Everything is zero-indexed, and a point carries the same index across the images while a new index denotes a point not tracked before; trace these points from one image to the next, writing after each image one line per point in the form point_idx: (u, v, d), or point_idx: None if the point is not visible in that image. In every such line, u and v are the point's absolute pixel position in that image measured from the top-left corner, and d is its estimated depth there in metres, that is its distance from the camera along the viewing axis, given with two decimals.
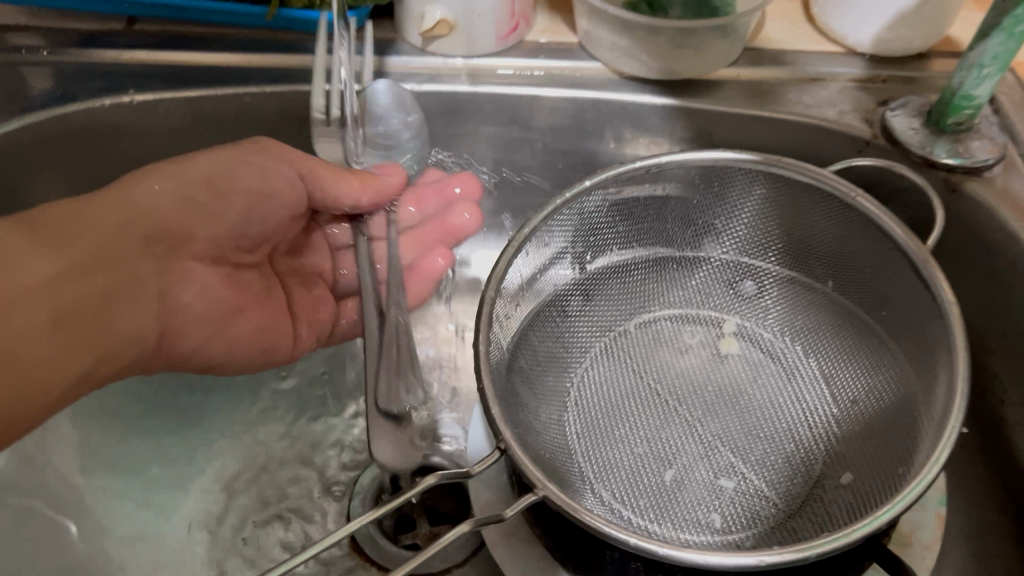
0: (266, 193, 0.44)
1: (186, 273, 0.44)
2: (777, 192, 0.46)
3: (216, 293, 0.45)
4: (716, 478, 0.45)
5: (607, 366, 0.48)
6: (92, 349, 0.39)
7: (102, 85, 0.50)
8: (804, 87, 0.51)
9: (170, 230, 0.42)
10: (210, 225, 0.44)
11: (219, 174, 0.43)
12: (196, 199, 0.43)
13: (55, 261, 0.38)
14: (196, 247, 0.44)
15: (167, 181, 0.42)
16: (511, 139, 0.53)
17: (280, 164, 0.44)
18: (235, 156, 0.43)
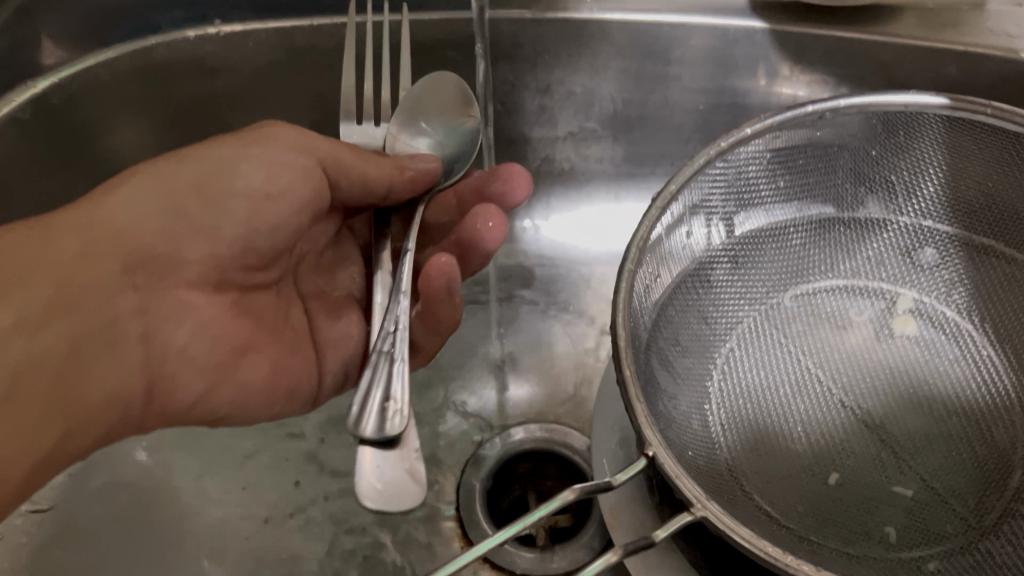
0: (281, 195, 0.37)
1: (177, 309, 0.36)
2: (976, 142, 0.38)
3: (213, 335, 0.37)
4: (890, 485, 0.38)
5: (758, 346, 0.42)
6: (50, 411, 0.30)
7: (184, 15, 0.44)
8: (1006, 13, 0.42)
9: (150, 255, 0.34)
10: (204, 242, 0.35)
11: (210, 178, 0.35)
12: (184, 212, 0.35)
13: (34, 295, 0.30)
14: (182, 277, 0.36)
15: (154, 186, 0.35)
16: (644, 77, 0.46)
17: (287, 153, 0.37)
18: (243, 148, 0.36)
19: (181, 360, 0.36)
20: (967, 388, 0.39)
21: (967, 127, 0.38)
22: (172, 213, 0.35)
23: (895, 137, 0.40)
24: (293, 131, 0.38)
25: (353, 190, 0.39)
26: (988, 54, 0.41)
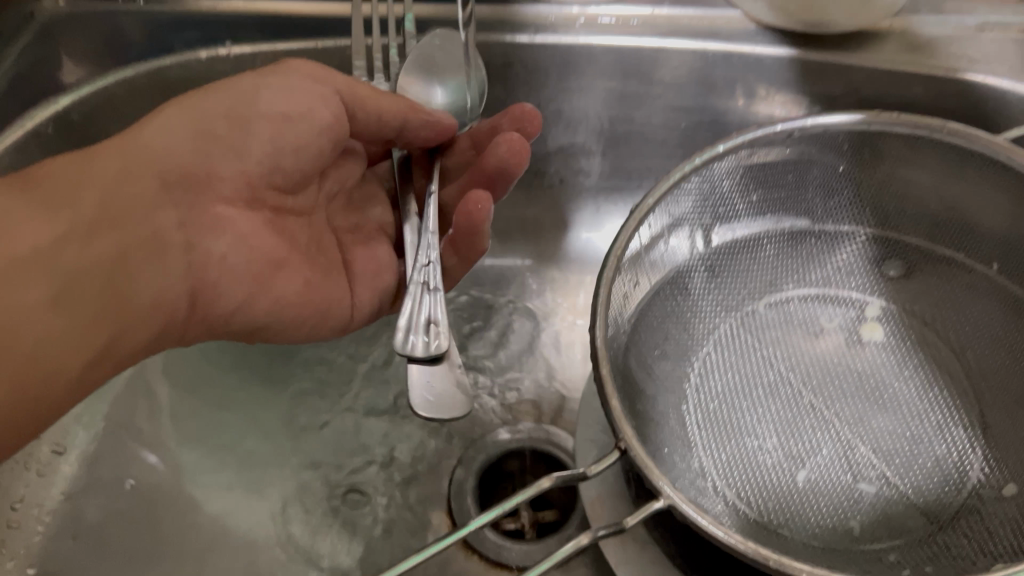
0: (302, 115, 0.39)
1: (216, 223, 0.37)
2: (936, 159, 0.41)
3: (250, 247, 0.38)
4: (855, 481, 0.40)
5: (733, 351, 0.44)
6: (107, 321, 0.32)
7: (196, 36, 0.47)
8: (968, 39, 0.45)
9: (189, 172, 0.37)
10: (235, 159, 0.38)
11: (240, 102, 0.38)
12: (216, 131, 0.37)
13: (86, 209, 0.33)
14: (218, 192, 0.38)
15: (186, 112, 0.37)
16: (629, 95, 0.48)
17: (304, 79, 0.40)
18: (264, 76, 0.39)
19: (224, 268, 0.37)
20: (929, 391, 0.42)
21: (926, 145, 0.40)
22: (206, 134, 0.37)
23: (861, 154, 0.42)
24: (306, 63, 0.41)
25: (369, 120, 0.42)
26: (953, 75, 0.43)
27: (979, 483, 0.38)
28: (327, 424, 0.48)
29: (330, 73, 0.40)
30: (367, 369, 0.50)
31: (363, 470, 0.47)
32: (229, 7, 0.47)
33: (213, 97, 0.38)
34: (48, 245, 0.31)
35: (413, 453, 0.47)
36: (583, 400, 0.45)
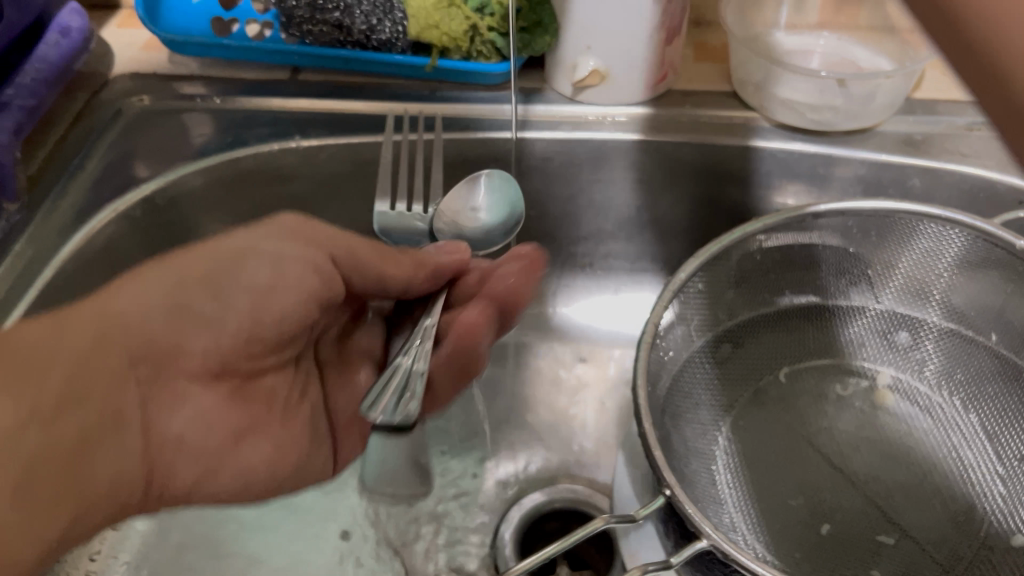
0: (287, 281, 0.38)
1: (177, 396, 0.35)
2: (937, 241, 0.45)
3: (214, 421, 0.36)
4: (875, 534, 0.43)
5: (758, 415, 0.48)
6: (63, 506, 0.30)
7: (267, 131, 0.52)
8: (959, 136, 0.50)
9: (159, 343, 0.34)
10: (209, 330, 0.36)
11: (216, 269, 0.36)
12: (194, 301, 0.35)
13: (53, 379, 0.30)
14: (188, 369, 0.35)
15: (164, 280, 0.35)
16: (656, 185, 0.53)
17: (283, 243, 0.39)
18: (248, 238, 0.38)
19: (178, 459, 0.35)
20: (938, 452, 0.46)
21: (926, 228, 0.45)
22: (182, 305, 0.35)
23: (869, 237, 0.47)
24: (294, 221, 0.40)
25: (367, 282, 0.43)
26: (947, 169, 0.49)
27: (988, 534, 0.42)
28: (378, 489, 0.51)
29: (319, 233, 0.41)
30: None
31: (411, 532, 0.50)
32: (298, 106, 0.53)
33: (194, 260, 0.36)
34: (13, 427, 0.29)
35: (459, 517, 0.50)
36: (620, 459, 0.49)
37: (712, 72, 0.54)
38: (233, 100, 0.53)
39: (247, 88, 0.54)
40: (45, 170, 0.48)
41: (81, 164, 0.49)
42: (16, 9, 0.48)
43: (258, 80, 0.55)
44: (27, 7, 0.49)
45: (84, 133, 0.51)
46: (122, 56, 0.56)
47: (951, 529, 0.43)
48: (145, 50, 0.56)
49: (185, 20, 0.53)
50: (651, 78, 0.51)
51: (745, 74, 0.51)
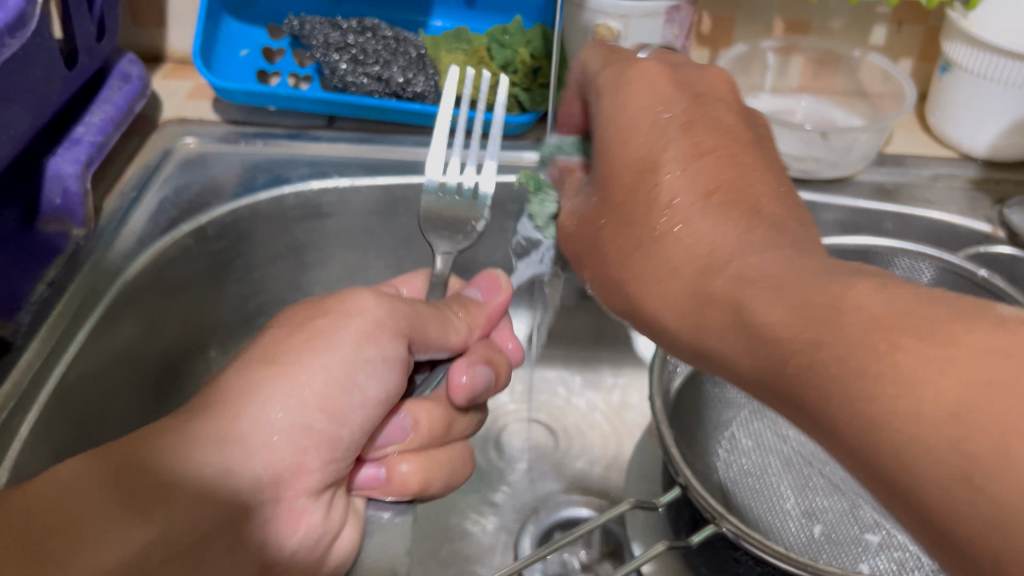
0: (391, 395, 0.37)
1: (297, 514, 0.34)
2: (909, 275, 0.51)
3: (325, 525, 0.35)
4: (862, 533, 0.48)
5: (753, 431, 0.53)
6: None
7: (307, 172, 0.57)
8: (925, 186, 0.57)
9: (281, 472, 0.32)
10: (326, 446, 0.34)
11: (335, 390, 0.34)
12: (313, 422, 0.33)
13: (179, 508, 0.30)
14: (307, 483, 0.33)
15: (280, 391, 0.33)
16: None
17: (394, 348, 0.37)
18: (361, 336, 0.35)
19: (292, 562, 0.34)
20: None
21: (898, 262, 0.51)
22: (298, 424, 0.33)
23: None
24: (381, 304, 0.37)
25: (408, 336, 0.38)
26: (916, 214, 0.55)
27: None
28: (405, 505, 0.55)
29: (401, 323, 0.37)
30: None
31: (435, 542, 0.54)
32: (336, 150, 0.59)
33: (312, 401, 0.33)
34: (137, 557, 0.29)
35: (477, 526, 0.54)
36: (630, 470, 0.54)
37: None
38: (275, 144, 0.59)
39: (289, 134, 0.59)
40: (107, 202, 0.53)
41: (139, 197, 0.54)
42: (86, 55, 0.53)
43: (297, 128, 0.60)
44: (94, 54, 0.54)
45: (141, 172, 0.55)
46: (170, 104, 0.61)
47: None
48: (191, 98, 0.62)
49: (235, 73, 0.58)
50: None
51: None
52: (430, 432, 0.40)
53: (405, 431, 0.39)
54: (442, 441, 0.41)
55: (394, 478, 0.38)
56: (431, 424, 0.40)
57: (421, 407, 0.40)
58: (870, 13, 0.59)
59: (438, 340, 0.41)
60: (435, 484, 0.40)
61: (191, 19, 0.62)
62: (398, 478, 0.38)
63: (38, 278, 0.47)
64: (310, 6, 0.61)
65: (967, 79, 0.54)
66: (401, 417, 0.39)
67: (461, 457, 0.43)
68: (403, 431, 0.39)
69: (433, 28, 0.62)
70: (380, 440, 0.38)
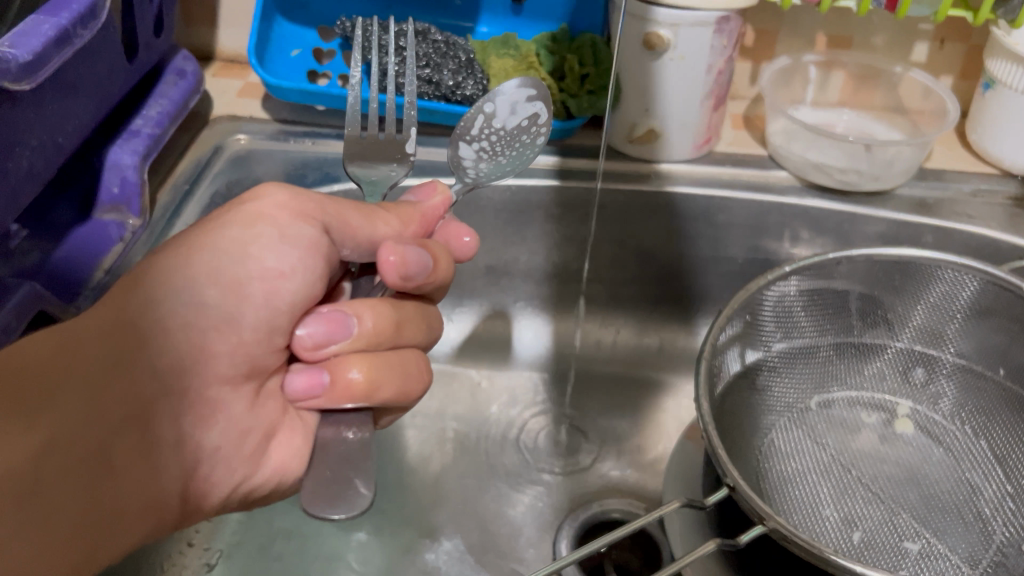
0: (297, 270, 0.37)
1: (209, 411, 0.36)
2: (962, 288, 0.51)
3: (248, 418, 0.37)
4: (901, 541, 0.48)
5: (792, 438, 0.53)
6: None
7: None
8: (963, 201, 0.57)
9: (179, 360, 0.34)
10: (226, 326, 0.35)
11: (225, 261, 0.36)
12: (206, 296, 0.35)
13: (68, 409, 0.32)
14: (214, 373, 0.36)
15: (171, 276, 0.35)
16: (701, 237, 0.60)
17: (297, 226, 0.37)
18: (257, 216, 0.37)
19: (216, 460, 0.36)
20: (956, 472, 0.51)
21: (944, 274, 0.51)
22: (191, 302, 0.35)
23: (893, 282, 0.53)
24: (291, 196, 0.38)
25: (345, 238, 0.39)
26: (956, 228, 0.56)
27: (1004, 541, 0.47)
28: (439, 502, 0.56)
29: (307, 205, 0.38)
30: (465, 455, 0.59)
31: (471, 534, 0.54)
32: None
33: (206, 280, 0.35)
34: (28, 460, 0.29)
35: (511, 522, 0.55)
36: (670, 471, 0.55)
37: (746, 139, 0.62)
38: (323, 143, 0.60)
39: (337, 134, 0.60)
40: (160, 195, 0.54)
41: (192, 191, 0.55)
42: (145, 50, 0.54)
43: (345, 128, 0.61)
44: (152, 50, 0.55)
45: (193, 166, 0.57)
46: (220, 101, 0.62)
47: (974, 538, 0.47)
48: (241, 96, 0.63)
49: (286, 72, 0.60)
50: (699, 138, 0.58)
51: (782, 141, 0.58)
52: (376, 328, 0.38)
53: (350, 329, 0.37)
54: (393, 344, 0.39)
55: (338, 381, 0.36)
56: (378, 320, 0.38)
57: (364, 304, 0.38)
58: (914, 30, 0.60)
59: (365, 233, 0.40)
60: (388, 389, 0.38)
61: (243, 19, 0.64)
62: (343, 378, 0.36)
63: (97, 265, 0.48)
64: (360, 9, 0.62)
65: (1011, 95, 0.55)
66: (344, 315, 0.37)
67: (417, 364, 0.40)
68: (346, 325, 0.37)
69: (480, 34, 0.63)
70: (320, 339, 0.37)
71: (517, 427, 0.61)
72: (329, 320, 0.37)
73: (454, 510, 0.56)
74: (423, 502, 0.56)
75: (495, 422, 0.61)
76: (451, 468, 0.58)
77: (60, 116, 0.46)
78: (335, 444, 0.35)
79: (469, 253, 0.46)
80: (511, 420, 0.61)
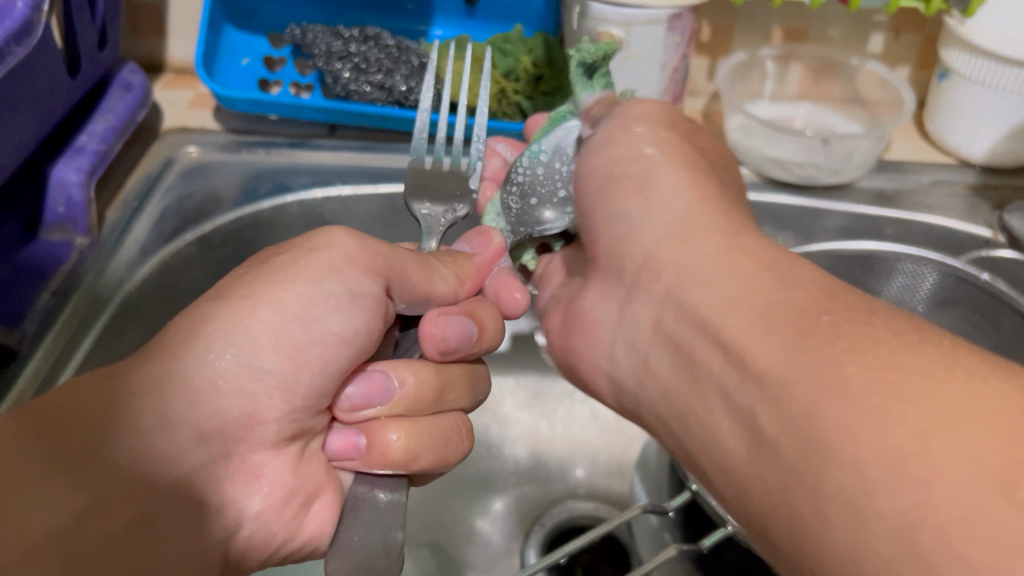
0: (358, 333, 0.36)
1: (252, 472, 0.35)
2: (927, 281, 0.53)
3: (294, 479, 0.36)
4: None
5: None
6: None
7: (310, 180, 0.58)
8: (921, 191, 0.57)
9: (224, 423, 0.33)
10: (281, 391, 0.34)
11: (289, 325, 0.34)
12: (263, 361, 0.33)
13: (111, 475, 0.30)
14: (261, 438, 0.34)
15: (224, 332, 0.33)
16: None
17: (364, 282, 0.36)
18: (325, 267, 0.35)
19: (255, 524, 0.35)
20: None
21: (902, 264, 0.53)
22: (249, 366, 0.33)
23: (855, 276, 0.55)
24: (352, 240, 0.37)
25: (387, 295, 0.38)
26: (917, 219, 0.56)
27: None
28: (404, 513, 0.55)
29: (377, 260, 0.37)
30: None
31: (439, 545, 0.54)
32: (339, 158, 0.59)
33: (250, 336, 0.33)
34: (64, 528, 0.29)
35: (478, 531, 0.54)
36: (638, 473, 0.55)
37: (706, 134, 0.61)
38: (278, 153, 0.59)
39: (291, 142, 0.59)
40: (109, 211, 0.53)
41: (141, 207, 0.54)
42: (88, 64, 0.53)
43: (299, 137, 0.60)
44: (97, 63, 0.54)
45: (143, 180, 0.55)
46: (171, 113, 0.61)
47: None
48: (192, 107, 0.61)
49: (237, 82, 0.59)
50: None
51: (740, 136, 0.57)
52: (418, 396, 0.38)
53: (388, 393, 0.37)
54: (434, 410, 0.39)
55: (374, 446, 0.36)
56: (419, 386, 0.38)
57: (406, 366, 0.38)
58: (868, 22, 0.60)
59: (422, 289, 0.39)
60: (424, 458, 0.37)
61: (192, 29, 0.62)
62: (376, 443, 0.36)
63: (43, 286, 0.46)
64: (311, 15, 0.61)
65: (965, 85, 0.55)
66: (383, 377, 0.37)
67: (456, 427, 0.40)
68: (386, 388, 0.37)
69: (433, 37, 0.62)
70: (358, 401, 0.37)
71: (486, 435, 0.60)
72: (369, 380, 0.37)
73: (422, 523, 0.55)
74: None
75: None
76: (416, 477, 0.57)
77: None
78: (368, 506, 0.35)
79: (521, 310, 0.45)
80: (478, 426, 0.61)
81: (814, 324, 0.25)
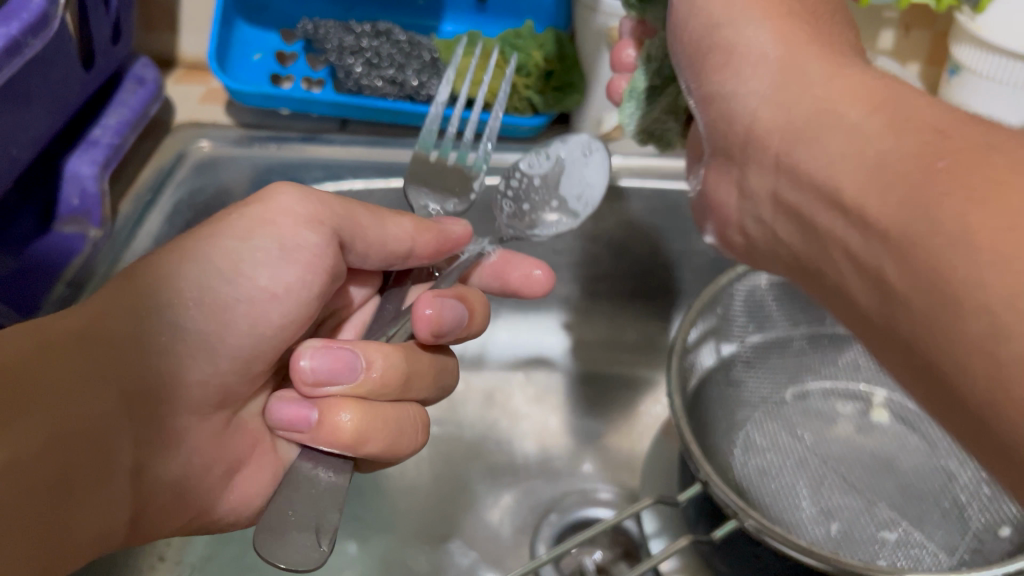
0: (290, 287, 0.38)
1: (177, 439, 0.36)
2: None
3: (217, 446, 0.38)
4: (878, 530, 0.48)
5: (767, 431, 0.53)
6: None
7: (322, 174, 0.58)
8: None
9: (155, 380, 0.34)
10: (204, 350, 0.36)
11: (215, 279, 0.36)
12: (186, 317, 0.35)
13: (50, 419, 0.30)
14: (187, 400, 0.36)
15: (157, 286, 0.35)
16: (672, 231, 0.59)
17: (298, 235, 0.38)
18: (256, 224, 0.38)
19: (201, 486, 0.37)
20: (933, 461, 0.51)
21: None
22: (174, 323, 0.35)
23: None
24: (293, 197, 0.39)
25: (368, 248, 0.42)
26: None
27: (981, 528, 0.47)
28: (413, 507, 0.55)
29: (321, 212, 0.40)
30: (438, 457, 0.58)
31: (448, 538, 0.54)
32: (349, 153, 0.59)
33: (187, 288, 0.36)
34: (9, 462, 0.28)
35: (487, 524, 0.55)
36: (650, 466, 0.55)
37: None
38: (288, 147, 0.59)
39: (301, 137, 0.60)
40: (121, 205, 0.53)
41: (154, 199, 0.54)
42: (102, 59, 0.53)
43: (311, 131, 0.61)
44: (110, 57, 0.54)
45: (155, 174, 0.56)
46: (182, 108, 0.61)
47: (952, 526, 0.47)
48: (203, 102, 0.62)
49: (249, 77, 0.59)
50: None
51: None
52: (381, 379, 0.38)
53: (354, 370, 0.38)
54: (395, 397, 0.39)
55: (324, 423, 0.36)
56: (384, 371, 0.38)
57: (376, 349, 0.39)
58: (879, 18, 0.60)
59: (374, 233, 0.41)
60: (373, 444, 0.37)
61: (204, 24, 0.63)
62: (328, 420, 0.36)
63: (58, 277, 0.47)
64: (322, 11, 0.62)
65: (977, 81, 0.55)
66: (351, 355, 0.38)
67: (411, 421, 0.40)
68: (352, 367, 0.37)
69: (445, 32, 0.62)
70: (323, 376, 0.37)
71: (495, 429, 0.60)
72: (336, 357, 0.37)
73: (432, 517, 0.55)
74: (402, 508, 0.55)
75: (474, 424, 0.60)
76: (424, 471, 0.57)
77: (13, 127, 0.45)
78: (309, 482, 0.34)
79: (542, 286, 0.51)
80: (486, 420, 0.61)
81: (924, 179, 0.24)
